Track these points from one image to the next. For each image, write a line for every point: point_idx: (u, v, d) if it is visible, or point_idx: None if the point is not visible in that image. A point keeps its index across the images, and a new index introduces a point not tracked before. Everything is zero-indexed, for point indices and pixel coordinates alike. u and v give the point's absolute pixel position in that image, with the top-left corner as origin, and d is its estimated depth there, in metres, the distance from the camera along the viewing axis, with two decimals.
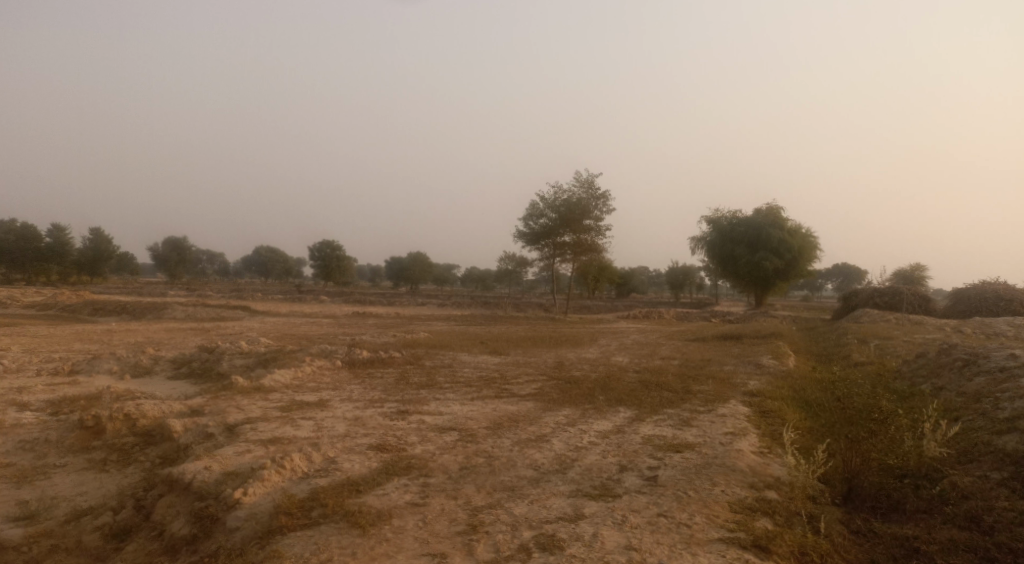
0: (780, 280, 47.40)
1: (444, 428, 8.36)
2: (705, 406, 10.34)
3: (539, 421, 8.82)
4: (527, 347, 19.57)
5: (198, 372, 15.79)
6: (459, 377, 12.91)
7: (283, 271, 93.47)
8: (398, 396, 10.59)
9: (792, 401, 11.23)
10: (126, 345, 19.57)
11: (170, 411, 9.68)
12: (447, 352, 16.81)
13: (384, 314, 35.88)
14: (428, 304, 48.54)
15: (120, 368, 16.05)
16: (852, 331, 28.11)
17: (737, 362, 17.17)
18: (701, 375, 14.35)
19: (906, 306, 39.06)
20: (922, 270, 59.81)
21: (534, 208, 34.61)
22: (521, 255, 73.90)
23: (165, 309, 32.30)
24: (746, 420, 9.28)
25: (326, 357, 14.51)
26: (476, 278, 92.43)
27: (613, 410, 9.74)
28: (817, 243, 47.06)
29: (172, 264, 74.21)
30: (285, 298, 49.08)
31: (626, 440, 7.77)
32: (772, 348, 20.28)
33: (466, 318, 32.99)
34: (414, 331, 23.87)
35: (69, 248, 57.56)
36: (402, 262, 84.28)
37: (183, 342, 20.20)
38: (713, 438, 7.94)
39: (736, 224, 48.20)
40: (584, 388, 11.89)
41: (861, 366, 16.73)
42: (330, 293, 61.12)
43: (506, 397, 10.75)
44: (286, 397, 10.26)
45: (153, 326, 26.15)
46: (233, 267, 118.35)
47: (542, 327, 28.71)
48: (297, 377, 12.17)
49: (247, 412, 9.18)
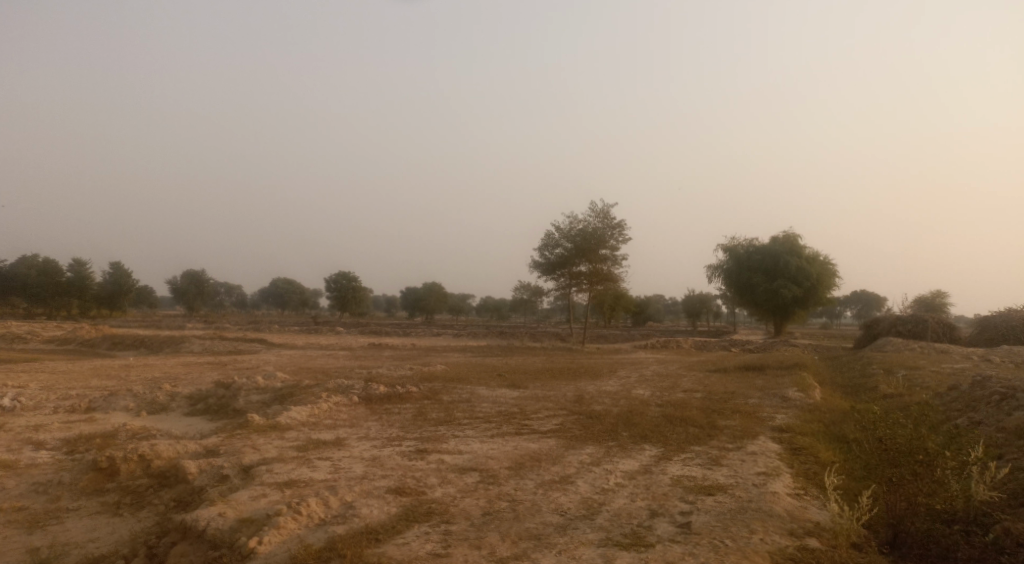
0: (799, 308, 46.76)
1: (465, 468, 8.10)
2: (734, 442, 9.98)
3: (562, 461, 8.53)
4: (546, 380, 19.28)
5: (214, 408, 15.65)
6: (477, 412, 12.65)
7: (300, 303, 93.85)
8: (417, 434, 10.35)
9: (824, 437, 10.85)
10: (143, 381, 19.51)
11: (185, 451, 9.51)
12: (465, 386, 16.55)
13: (400, 346, 35.72)
14: (444, 335, 48.31)
15: (136, 404, 15.96)
16: (877, 360, 27.48)
17: (762, 395, 16.75)
18: (726, 409, 13.94)
19: (931, 334, 38.31)
20: (944, 297, 58.83)
21: (550, 238, 34.52)
22: (537, 285, 73.71)
23: (183, 342, 32.35)
24: (778, 458, 8.92)
25: (343, 392, 14.33)
26: (491, 308, 92.23)
27: (638, 448, 9.43)
28: (836, 271, 46.49)
29: (190, 296, 74.77)
30: (302, 330, 49.09)
31: (655, 482, 7.46)
32: (796, 379, 19.81)
33: (483, 350, 32.71)
34: (430, 363, 23.65)
35: (89, 282, 58.13)
36: (417, 292, 84.38)
37: (200, 377, 20.12)
38: (745, 479, 7.60)
39: (753, 252, 47.77)
40: (607, 424, 11.58)
41: (890, 398, 16.23)
42: (347, 324, 61.21)
43: (527, 434, 10.48)
44: (302, 435, 10.05)
45: (171, 360, 26.13)
46: (250, 299, 119.05)
47: (560, 358, 28.34)
48: (313, 414, 11.97)
49: (263, 452, 8.98)
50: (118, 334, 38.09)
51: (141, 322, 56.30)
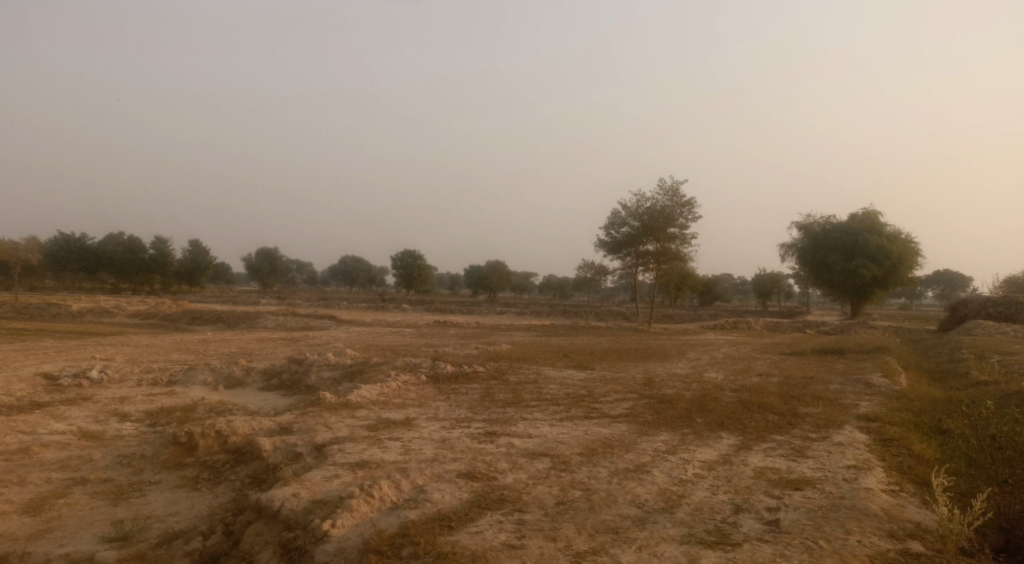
0: (879, 288, 44.58)
1: (536, 452, 7.91)
2: (818, 432, 9.44)
3: (635, 448, 8.23)
4: (613, 361, 18.92)
5: (287, 384, 16.02)
6: (545, 394, 12.45)
7: (367, 280, 95.85)
8: (485, 415, 10.24)
9: (916, 428, 10.16)
10: (220, 356, 20.20)
11: (260, 428, 9.68)
12: (531, 366, 16.40)
13: (465, 324, 35.95)
14: (507, 313, 48.39)
15: (214, 379, 16.52)
16: (966, 343, 25.89)
17: (843, 380, 15.94)
18: (805, 395, 13.29)
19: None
20: None
21: (616, 216, 33.85)
22: (601, 263, 72.90)
23: (257, 318, 33.44)
24: (869, 451, 8.36)
25: (411, 370, 14.40)
26: (554, 286, 91.94)
27: (715, 436, 9.03)
28: (919, 249, 44.03)
29: (263, 273, 77.37)
30: (369, 307, 50.09)
31: (736, 474, 7.08)
32: (878, 364, 18.80)
33: (547, 329, 32.54)
34: (495, 342, 23.62)
35: (170, 259, 60.80)
36: (481, 270, 84.86)
37: (273, 353, 20.66)
38: (835, 473, 7.12)
39: (830, 230, 45.72)
40: (679, 409, 11.19)
41: (985, 386, 15.16)
42: (412, 301, 62.08)
43: (597, 418, 10.21)
44: (372, 415, 10.09)
45: (245, 336, 27.01)
46: (320, 276, 122.37)
47: (626, 339, 27.86)
48: (382, 393, 12.03)
49: (335, 431, 9.03)
50: (197, 309, 39.74)
51: (218, 298, 58.63)
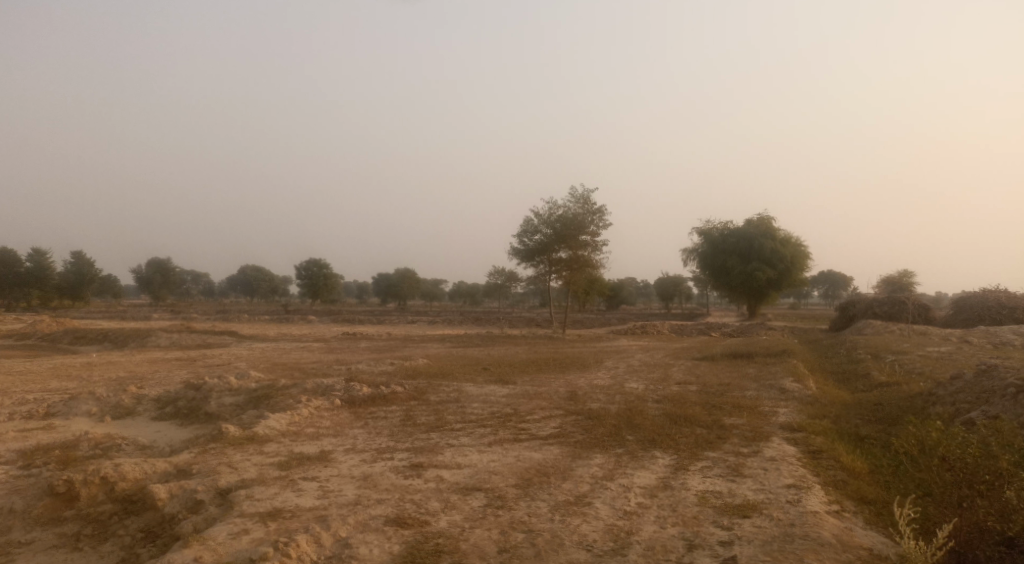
0: (774, 290, 46.73)
1: (468, 487, 7.33)
2: (749, 447, 9.36)
3: (572, 475, 7.81)
4: (534, 373, 18.54)
5: (185, 413, 14.61)
6: (469, 415, 11.85)
7: (269, 291, 91.84)
8: (409, 443, 9.55)
9: (838, 437, 10.31)
10: (106, 382, 18.30)
11: (153, 471, 8.55)
12: (451, 383, 15.74)
13: (376, 336, 34.72)
14: (418, 322, 47.32)
15: (100, 409, 14.87)
16: (861, 343, 27.30)
17: (759, 386, 16.24)
18: (726, 405, 13.35)
19: (907, 316, 38.47)
20: (910, 276, 59.57)
21: (529, 224, 33.71)
22: (511, 270, 72.90)
23: (149, 335, 30.93)
24: (802, 466, 8.29)
25: (323, 393, 13.43)
26: (465, 293, 91.28)
27: (650, 457, 8.76)
28: (809, 252, 46.51)
29: (156, 285, 72.61)
30: (272, 320, 47.67)
31: (680, 501, 6.78)
32: (787, 367, 19.36)
33: (461, 339, 31.88)
34: (410, 356, 22.76)
35: (50, 272, 55.83)
36: (389, 278, 83.01)
37: (168, 377, 18.94)
38: (777, 495, 6.95)
39: (728, 234, 47.57)
40: (609, 426, 10.88)
41: (888, 388, 15.82)
42: (318, 312, 59.75)
43: (527, 441, 9.73)
44: (283, 449, 9.18)
45: (136, 357, 24.80)
46: (217, 287, 116.00)
47: (543, 348, 27.62)
48: (293, 421, 11.09)
49: (242, 472, 8.09)
50: (80, 327, 36.43)
51: (104, 314, 54.19)
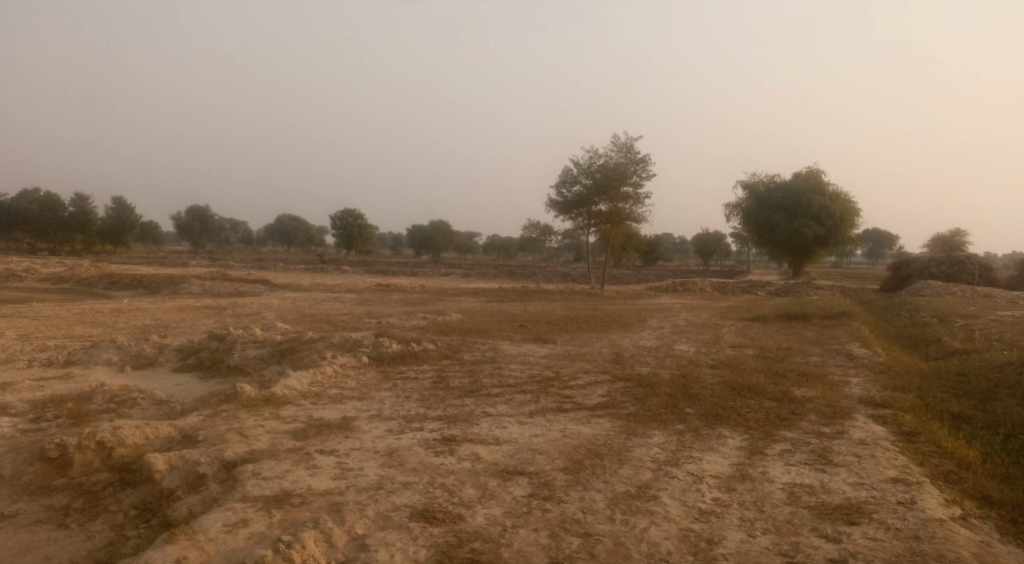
0: (820, 248, 44.49)
1: (509, 470, 6.25)
2: (830, 426, 8.10)
3: (629, 458, 6.66)
4: (574, 331, 17.40)
5: (207, 365, 13.88)
6: (506, 377, 10.77)
7: (305, 240, 92.14)
8: (440, 411, 8.50)
9: (929, 417, 8.97)
10: (132, 329, 17.65)
11: (157, 435, 7.62)
12: (486, 341, 14.67)
13: (409, 288, 33.91)
14: (452, 275, 46.35)
15: (121, 358, 14.21)
16: (922, 305, 25.45)
17: (822, 352, 14.86)
18: (790, 372, 12.05)
19: (967, 277, 36.14)
20: (963, 234, 56.45)
21: (568, 174, 32.12)
22: (546, 223, 71.28)
23: (182, 282, 30.56)
24: (901, 453, 7.02)
25: (350, 349, 12.49)
26: (499, 245, 90.06)
27: (717, 437, 7.56)
28: (859, 208, 43.99)
29: (195, 233, 73.05)
30: (307, 269, 47.17)
31: (766, 499, 5.61)
32: (849, 330, 17.84)
33: (496, 293, 30.86)
34: (443, 310, 21.82)
35: (92, 217, 56.14)
36: (424, 230, 82.21)
37: (193, 326, 18.22)
38: (883, 494, 5.73)
39: (773, 188, 45.25)
40: (664, 395, 9.70)
41: (966, 357, 14.26)
42: (352, 262, 59.22)
43: (573, 412, 8.60)
44: (301, 415, 8.23)
45: (167, 304, 24.26)
46: (255, 235, 116.65)
47: (582, 304, 26.40)
48: (316, 381, 10.16)
49: (252, 442, 7.13)
50: (118, 272, 36.38)
51: (144, 259, 54.39)
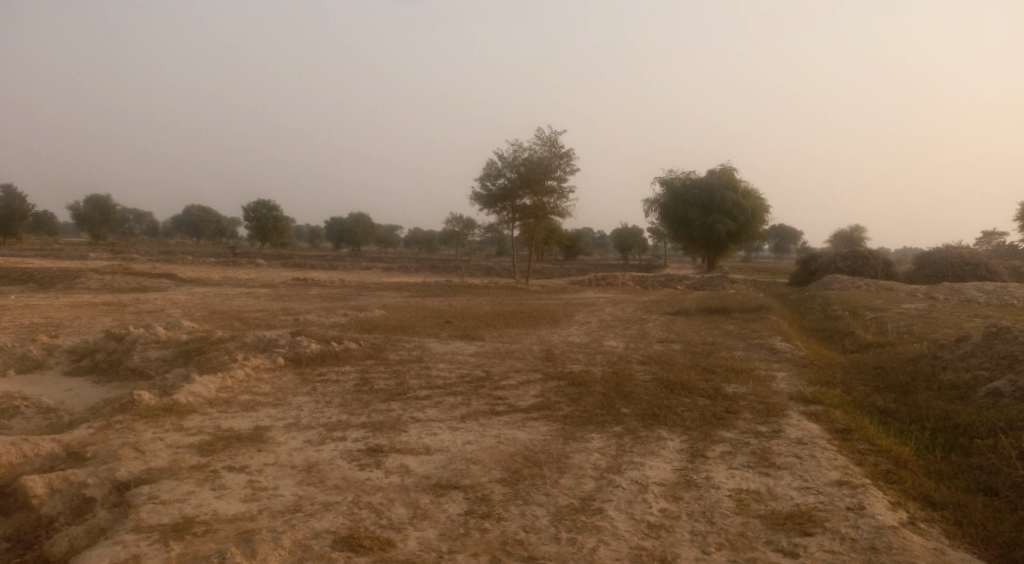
0: (733, 243, 45.92)
1: (443, 484, 5.74)
2: (766, 425, 8.01)
3: (569, 465, 6.29)
4: (502, 327, 16.99)
5: (103, 368, 12.62)
6: (434, 378, 10.23)
7: (217, 232, 88.00)
8: (364, 418, 7.88)
9: (857, 412, 9.07)
10: (17, 329, 15.95)
11: (35, 453, 6.64)
12: (411, 339, 14.04)
13: (328, 282, 32.60)
14: (374, 269, 45.09)
15: (1, 361, 12.71)
16: (832, 298, 26.51)
17: (746, 346, 15.05)
18: (718, 367, 12.05)
19: (870, 271, 37.90)
20: (862, 231, 59.73)
21: (492, 167, 31.67)
22: (469, 216, 70.68)
23: (78, 276, 28.23)
24: (838, 452, 6.98)
25: (265, 349, 11.61)
26: (421, 239, 88.80)
27: (657, 439, 7.29)
28: (769, 205, 45.64)
29: (95, 223, 68.21)
30: (218, 263, 44.75)
31: (714, 508, 5.36)
32: (769, 324, 18.24)
33: (419, 287, 30.08)
34: (365, 306, 20.95)
35: None
36: (343, 223, 79.89)
37: (89, 325, 16.65)
38: (830, 499, 5.61)
39: (690, 184, 46.30)
40: (598, 395, 9.40)
41: (879, 349, 14.76)
42: (267, 256, 56.76)
43: (506, 415, 8.17)
44: (209, 426, 7.42)
45: (59, 301, 22.22)
46: (161, 226, 110.41)
47: (508, 299, 26.08)
48: (226, 386, 9.29)
49: (150, 459, 6.30)
50: (4, 265, 33.30)
51: (37, 251, 50.20)
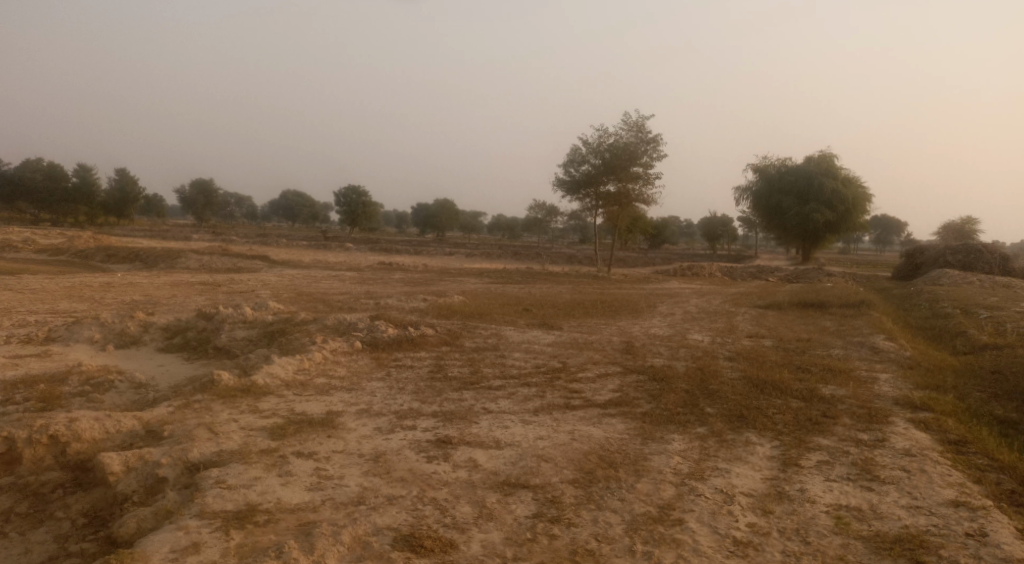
0: (830, 233, 43.42)
1: (511, 482, 5.45)
2: (868, 433, 7.28)
3: (647, 468, 5.86)
4: (581, 317, 16.57)
5: (194, 346, 13.09)
6: (509, 367, 9.97)
7: (310, 217, 91.40)
8: (436, 406, 7.70)
9: (973, 422, 8.13)
10: (121, 306, 16.83)
11: (117, 430, 6.82)
12: (489, 326, 13.84)
13: (411, 267, 32.98)
14: (456, 255, 45.43)
15: (103, 336, 13.39)
16: (941, 294, 24.51)
17: (844, 344, 14.00)
18: (813, 366, 11.21)
19: (983, 266, 34.88)
20: (974, 222, 55.35)
21: (576, 153, 31.08)
22: (552, 204, 70.18)
23: (179, 257, 29.75)
24: (953, 467, 6.22)
25: (343, 332, 11.69)
26: (504, 226, 89.11)
27: (744, 444, 6.73)
28: (871, 194, 42.85)
29: (199, 207, 72.13)
30: (308, 246, 46.23)
31: (809, 525, 4.82)
32: (870, 321, 16.97)
33: (500, 274, 29.96)
34: (444, 291, 20.97)
35: (96, 188, 55.24)
36: (429, 209, 81.11)
37: (184, 304, 17.38)
38: (946, 522, 4.94)
39: (785, 171, 44.04)
40: (681, 392, 8.87)
41: (997, 352, 13.41)
42: (355, 240, 58.30)
43: (582, 410, 7.80)
44: (282, 409, 7.43)
45: (161, 280, 23.43)
46: (259, 210, 115.61)
47: (588, 287, 25.57)
48: (303, 369, 9.35)
49: (223, 441, 6.33)
50: (116, 245, 35.49)
51: (147, 232, 53.51)
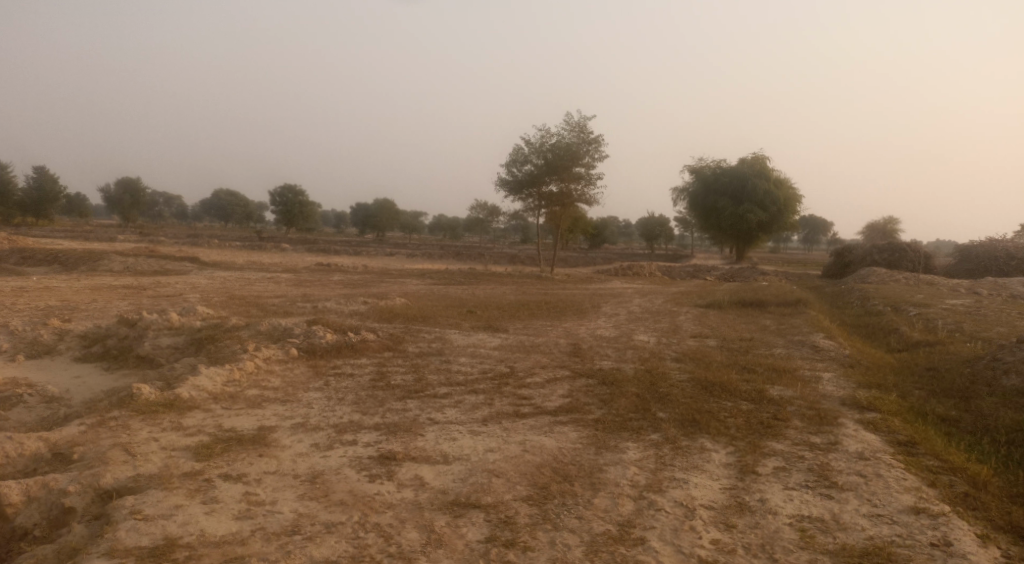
0: (763, 234, 44.62)
1: (460, 502, 5.07)
2: (819, 436, 7.21)
3: (604, 481, 5.58)
4: (526, 318, 16.29)
5: (114, 354, 12.17)
6: (454, 374, 9.56)
7: (244, 216, 88.38)
8: (378, 418, 7.25)
9: (917, 421, 8.20)
10: (33, 312, 15.59)
11: (19, 454, 6.11)
12: (432, 330, 13.38)
13: (351, 268, 32.07)
14: (398, 255, 44.55)
15: (12, 346, 12.32)
16: (871, 292, 25.31)
17: (786, 343, 14.14)
18: (758, 367, 11.21)
19: (907, 264, 36.34)
20: (895, 221, 57.90)
21: (518, 153, 30.84)
22: (494, 204, 69.81)
23: (102, 259, 28.04)
24: (906, 470, 6.18)
25: (278, 339, 11.04)
26: (445, 225, 88.24)
27: (700, 451, 6.54)
28: (801, 196, 44.24)
29: (124, 206, 68.62)
30: (242, 247, 44.45)
31: (775, 540, 4.62)
32: (808, 320, 17.28)
33: (442, 275, 29.39)
34: (386, 294, 20.33)
35: (12, 187, 51.78)
36: (368, 209, 79.53)
37: (105, 309, 16.23)
38: (907, 530, 4.84)
39: (720, 173, 44.95)
40: (632, 396, 8.66)
41: (930, 348, 13.77)
42: (292, 240, 56.51)
43: (532, 419, 7.49)
44: (210, 425, 6.84)
45: (79, 284, 21.93)
46: (189, 210, 111.14)
47: (532, 288, 25.35)
48: (234, 380, 8.72)
49: (141, 463, 5.74)
50: (32, 246, 33.26)
51: (67, 233, 50.52)
